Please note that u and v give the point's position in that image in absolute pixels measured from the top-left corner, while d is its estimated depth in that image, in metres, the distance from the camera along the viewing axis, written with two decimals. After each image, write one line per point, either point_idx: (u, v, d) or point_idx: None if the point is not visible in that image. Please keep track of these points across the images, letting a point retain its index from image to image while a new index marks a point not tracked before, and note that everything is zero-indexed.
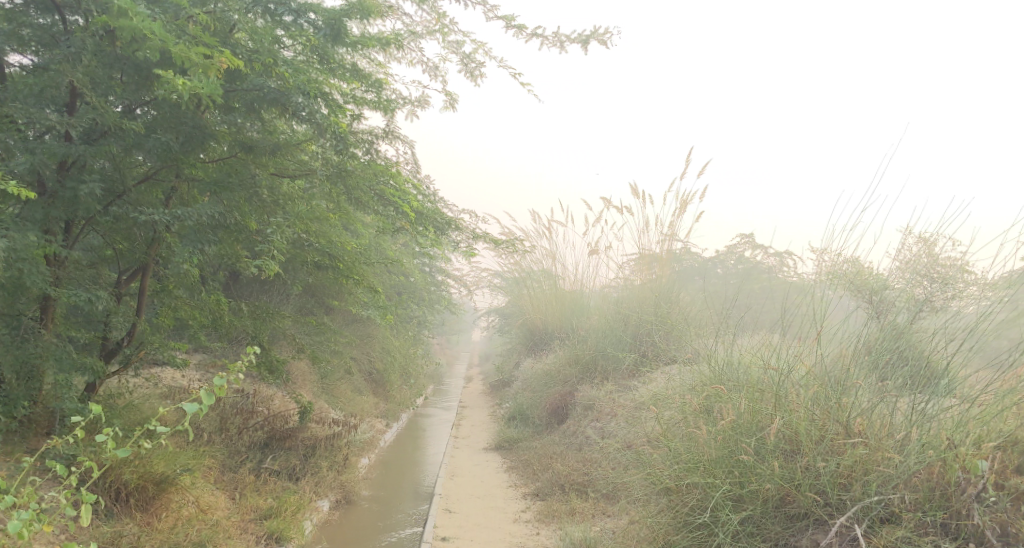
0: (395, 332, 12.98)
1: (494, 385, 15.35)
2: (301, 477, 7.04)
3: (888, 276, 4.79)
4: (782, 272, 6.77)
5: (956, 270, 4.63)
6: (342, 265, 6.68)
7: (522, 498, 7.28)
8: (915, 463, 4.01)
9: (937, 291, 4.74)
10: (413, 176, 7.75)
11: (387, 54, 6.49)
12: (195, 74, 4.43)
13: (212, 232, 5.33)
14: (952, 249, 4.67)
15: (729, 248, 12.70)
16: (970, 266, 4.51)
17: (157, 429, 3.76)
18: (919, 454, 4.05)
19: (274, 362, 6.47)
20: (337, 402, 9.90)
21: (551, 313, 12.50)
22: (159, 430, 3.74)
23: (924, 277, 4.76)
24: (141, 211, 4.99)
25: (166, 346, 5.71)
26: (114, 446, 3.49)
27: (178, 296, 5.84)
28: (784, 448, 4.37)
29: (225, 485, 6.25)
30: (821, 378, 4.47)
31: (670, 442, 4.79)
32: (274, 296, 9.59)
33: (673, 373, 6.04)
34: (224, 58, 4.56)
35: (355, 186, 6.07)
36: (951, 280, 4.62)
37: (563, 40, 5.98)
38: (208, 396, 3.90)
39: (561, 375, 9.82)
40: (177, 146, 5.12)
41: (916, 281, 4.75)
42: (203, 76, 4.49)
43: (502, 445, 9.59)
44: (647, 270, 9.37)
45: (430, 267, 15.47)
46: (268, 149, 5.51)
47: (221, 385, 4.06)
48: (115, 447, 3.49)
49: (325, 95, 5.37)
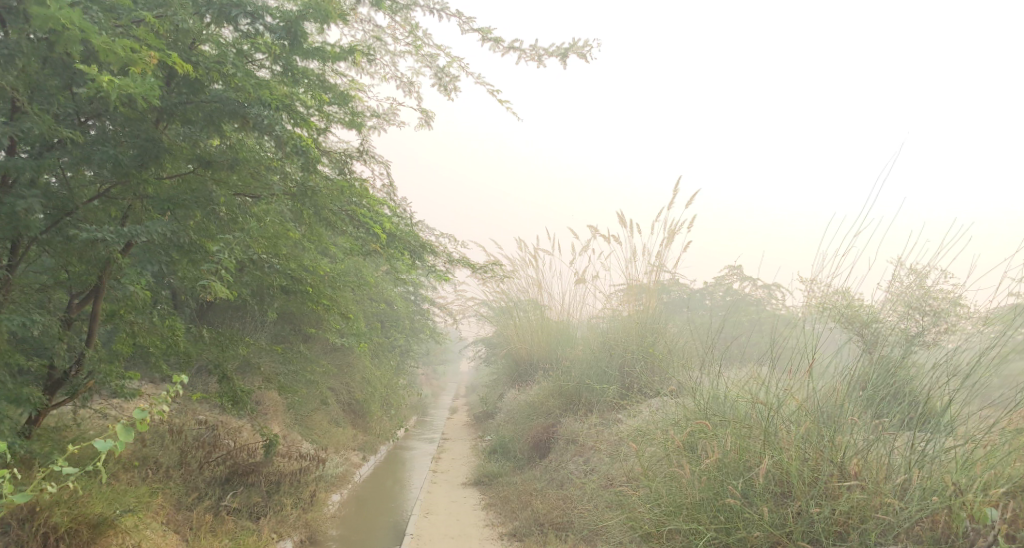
0: (377, 361, 12.57)
1: (478, 417, 14.96)
2: (263, 515, 6.63)
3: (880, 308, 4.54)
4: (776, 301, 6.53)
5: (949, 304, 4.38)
6: (310, 290, 6.36)
7: (498, 539, 6.87)
8: (918, 510, 3.71)
9: (931, 325, 4.45)
10: (389, 198, 7.47)
11: (358, 69, 6.26)
12: (127, 73, 4.12)
13: (165, 253, 4.99)
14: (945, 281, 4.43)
15: (715, 280, 12.45)
16: (965, 299, 4.30)
17: (65, 469, 3.59)
18: (921, 501, 3.74)
19: (238, 393, 5.94)
20: (310, 435, 9.49)
21: (535, 343, 12.16)
22: (68, 469, 3.52)
23: (917, 310, 4.50)
24: (85, 230, 4.63)
25: (117, 375, 5.19)
26: (7, 491, 3.37)
27: (133, 321, 5.31)
28: (774, 491, 4.04)
29: (178, 525, 5.84)
30: (813, 414, 4.16)
31: (652, 482, 4.43)
32: (247, 322, 9.22)
33: (658, 407, 5.73)
34: (153, 53, 4.23)
35: (322, 206, 5.79)
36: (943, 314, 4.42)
37: (541, 54, 5.69)
38: (125, 432, 3.69)
39: (543, 406, 9.42)
40: (127, 159, 4.78)
41: (909, 314, 4.50)
42: (137, 76, 4.18)
43: (481, 480, 9.20)
44: (635, 300, 9.06)
45: (413, 294, 15.14)
46: (227, 164, 5.18)
47: (142, 420, 3.83)
48: (9, 492, 3.37)
49: (288, 107, 5.16)
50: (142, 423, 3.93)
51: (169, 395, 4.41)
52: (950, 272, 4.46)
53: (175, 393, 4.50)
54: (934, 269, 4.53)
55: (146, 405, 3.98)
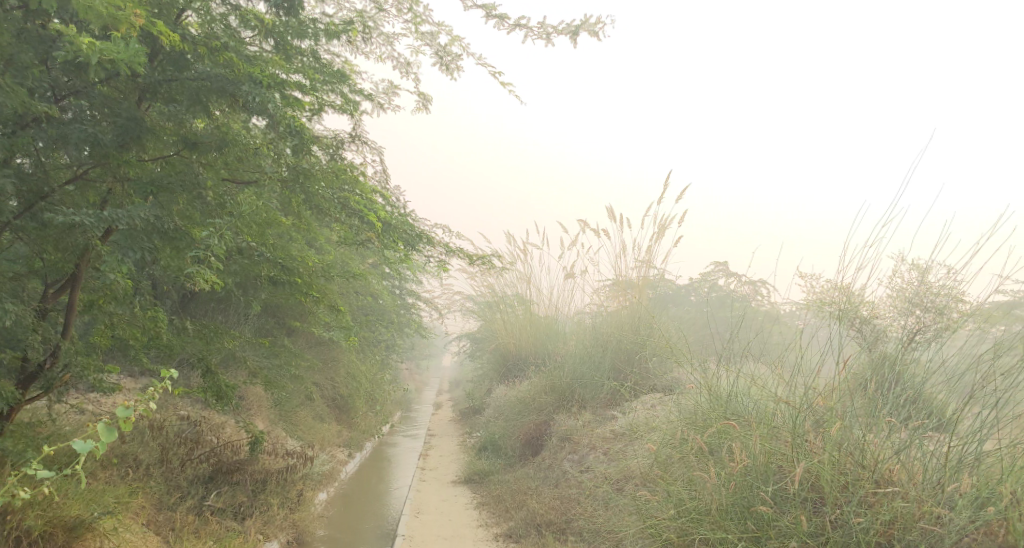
0: (363, 356, 12.27)
1: (464, 413, 14.69)
2: (249, 516, 6.33)
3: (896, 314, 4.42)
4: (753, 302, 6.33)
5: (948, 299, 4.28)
6: (299, 280, 6.08)
7: (493, 540, 6.64)
8: (967, 520, 3.57)
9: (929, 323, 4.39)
10: (381, 186, 7.19)
11: (353, 49, 5.98)
12: (111, 37, 3.82)
13: (149, 239, 4.66)
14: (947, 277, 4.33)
15: (704, 276, 12.27)
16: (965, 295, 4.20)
17: (40, 472, 3.27)
18: (971, 511, 3.61)
19: (223, 388, 5.64)
20: (294, 431, 9.21)
21: (524, 339, 11.91)
22: (43, 472, 3.21)
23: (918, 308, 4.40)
24: (62, 213, 4.32)
25: (96, 369, 4.89)
26: None
27: (113, 312, 4.97)
28: (808, 497, 3.91)
29: (159, 526, 5.54)
30: (841, 416, 4.01)
31: (672, 487, 4.30)
32: (229, 315, 8.89)
33: (662, 405, 5.55)
34: (139, 13, 3.92)
35: (315, 191, 5.52)
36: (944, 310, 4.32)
37: (550, 32, 5.42)
38: (107, 432, 3.38)
39: (535, 402, 9.15)
40: (107, 139, 4.49)
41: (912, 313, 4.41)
42: (121, 41, 3.87)
43: (471, 478, 8.93)
44: (623, 295, 8.81)
45: (399, 288, 14.81)
46: (215, 146, 4.86)
47: (126, 419, 3.53)
48: None
49: (279, 84, 4.89)
50: (125, 423, 3.62)
51: (155, 391, 4.09)
52: (955, 268, 4.37)
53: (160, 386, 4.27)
54: (934, 264, 4.43)
55: (129, 400, 3.73)
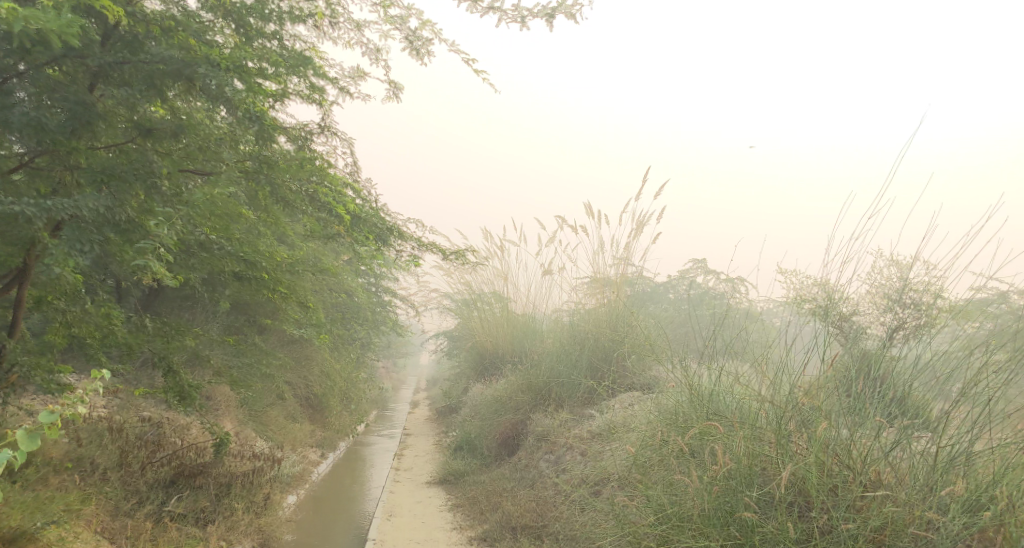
0: (337, 355, 12.00)
1: (441, 412, 14.45)
2: (211, 522, 6.06)
3: (876, 313, 4.32)
4: (732, 298, 6.18)
5: (929, 295, 4.16)
6: (265, 276, 5.84)
7: (467, 544, 6.43)
8: (961, 525, 3.47)
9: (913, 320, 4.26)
10: (352, 179, 6.95)
11: (320, 34, 5.73)
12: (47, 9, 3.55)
13: (100, 232, 4.38)
14: (927, 272, 4.22)
15: (681, 274, 12.14)
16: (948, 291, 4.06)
17: None
18: (964, 516, 3.51)
19: (186, 388, 5.38)
20: (264, 432, 8.94)
21: (501, 337, 11.71)
22: None
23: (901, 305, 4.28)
24: (1, 202, 4.03)
25: (46, 369, 4.63)
26: None
27: (65, 309, 4.69)
28: (796, 501, 3.79)
29: (114, 534, 5.27)
30: (827, 416, 3.88)
31: (651, 491, 4.14)
32: (197, 313, 8.61)
33: (642, 403, 5.39)
34: None
35: (281, 183, 5.28)
36: (925, 307, 4.19)
37: (525, 15, 5.20)
38: (28, 443, 3.25)
39: (511, 401, 8.95)
40: (53, 123, 4.21)
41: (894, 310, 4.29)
42: (57, 13, 3.60)
43: (446, 479, 8.71)
44: (601, 293, 8.64)
45: (374, 286, 14.54)
46: (171, 132, 4.56)
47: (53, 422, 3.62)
48: None
49: (239, 68, 4.64)
50: (52, 429, 3.71)
51: (85, 394, 4.19)
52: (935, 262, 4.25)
53: (91, 394, 4.30)
54: (917, 259, 4.31)
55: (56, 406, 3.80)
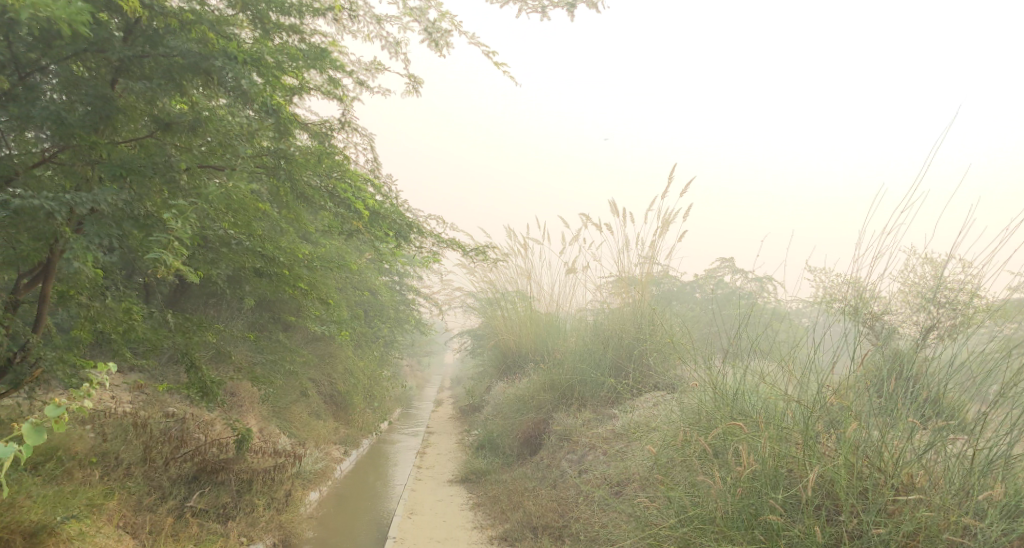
0: (360, 353, 12.02)
1: (464, 410, 14.40)
2: (232, 518, 6.05)
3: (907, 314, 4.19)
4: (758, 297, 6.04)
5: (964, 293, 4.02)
6: (285, 272, 5.83)
7: (487, 543, 6.36)
8: (999, 532, 3.33)
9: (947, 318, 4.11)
10: (373, 175, 6.93)
11: (340, 29, 5.70)
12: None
13: (120, 227, 4.37)
14: (962, 268, 4.06)
15: (708, 272, 11.95)
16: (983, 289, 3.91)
17: None
18: (1001, 522, 3.37)
19: (208, 384, 5.37)
20: (287, 428, 8.96)
21: (524, 335, 11.63)
22: None
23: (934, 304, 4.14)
24: (20, 196, 4.00)
25: (69, 364, 4.64)
26: None
27: (87, 305, 4.69)
28: (825, 504, 3.67)
29: (136, 529, 5.28)
30: (858, 417, 3.75)
31: (674, 491, 4.04)
32: (221, 310, 8.66)
33: (665, 402, 5.29)
34: None
35: (300, 179, 5.26)
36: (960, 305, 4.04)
37: (545, 5, 5.11)
38: (34, 434, 3.26)
39: (534, 400, 8.85)
40: (73, 118, 4.19)
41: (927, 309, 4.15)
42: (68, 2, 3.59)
43: (468, 477, 8.64)
44: (625, 293, 8.48)
45: (398, 284, 14.55)
46: (189, 126, 4.53)
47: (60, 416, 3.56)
48: None
49: (257, 61, 4.68)
50: (58, 423, 3.64)
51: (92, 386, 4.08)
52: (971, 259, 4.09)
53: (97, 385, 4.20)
54: (950, 255, 4.16)
55: (63, 400, 3.74)
